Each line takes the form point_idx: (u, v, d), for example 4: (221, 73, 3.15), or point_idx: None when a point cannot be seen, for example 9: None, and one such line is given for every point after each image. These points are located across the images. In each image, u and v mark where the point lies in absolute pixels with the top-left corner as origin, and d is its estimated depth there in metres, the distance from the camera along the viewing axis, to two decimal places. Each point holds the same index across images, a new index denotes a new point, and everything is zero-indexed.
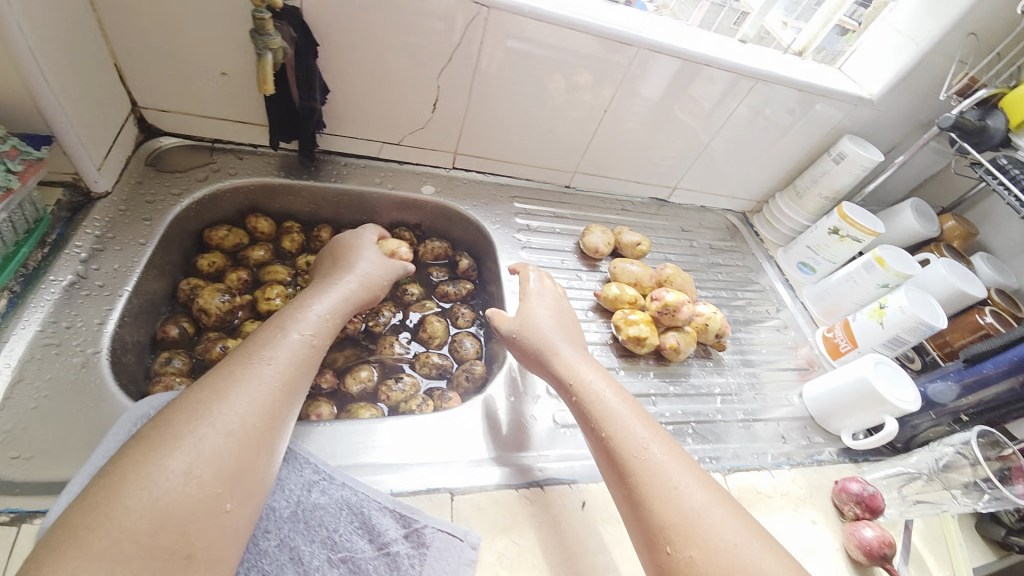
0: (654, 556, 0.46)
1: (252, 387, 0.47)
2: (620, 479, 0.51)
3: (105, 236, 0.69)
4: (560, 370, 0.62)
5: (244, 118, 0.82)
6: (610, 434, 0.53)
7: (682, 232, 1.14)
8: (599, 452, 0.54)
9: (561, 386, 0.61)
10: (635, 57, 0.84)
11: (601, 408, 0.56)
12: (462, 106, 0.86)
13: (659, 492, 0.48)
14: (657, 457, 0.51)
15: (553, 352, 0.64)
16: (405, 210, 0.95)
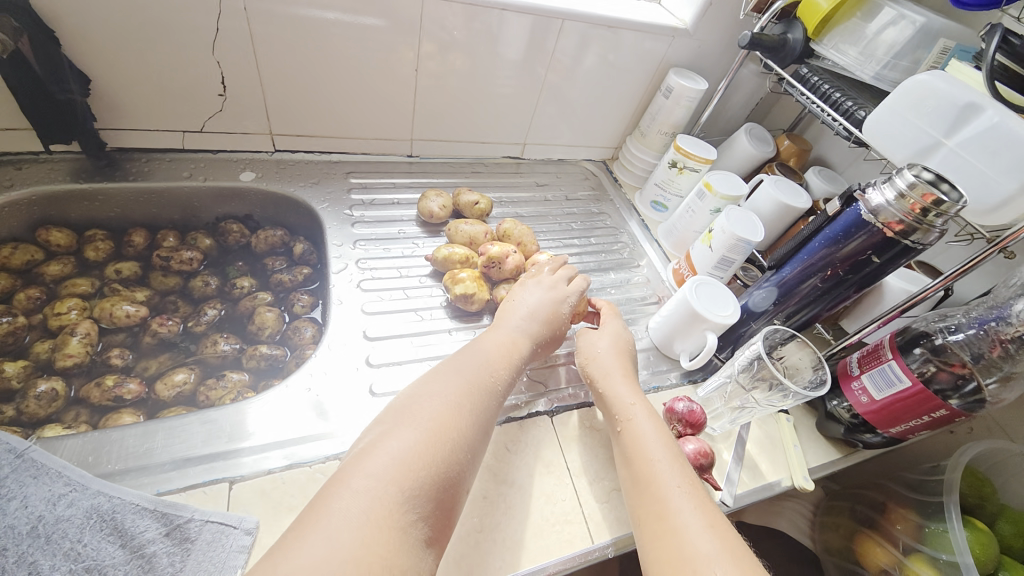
0: None
1: (444, 395, 0.54)
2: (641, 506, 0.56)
3: None
4: (608, 400, 0.68)
5: (11, 125, 0.74)
6: (643, 464, 0.59)
7: (539, 187, 1.14)
8: (633, 482, 0.58)
9: (610, 416, 0.67)
10: (425, 9, 0.81)
11: (642, 437, 0.62)
12: (256, 81, 0.82)
13: (677, 524, 0.52)
14: (685, 500, 0.54)
15: (620, 375, 0.70)
16: (228, 201, 0.90)
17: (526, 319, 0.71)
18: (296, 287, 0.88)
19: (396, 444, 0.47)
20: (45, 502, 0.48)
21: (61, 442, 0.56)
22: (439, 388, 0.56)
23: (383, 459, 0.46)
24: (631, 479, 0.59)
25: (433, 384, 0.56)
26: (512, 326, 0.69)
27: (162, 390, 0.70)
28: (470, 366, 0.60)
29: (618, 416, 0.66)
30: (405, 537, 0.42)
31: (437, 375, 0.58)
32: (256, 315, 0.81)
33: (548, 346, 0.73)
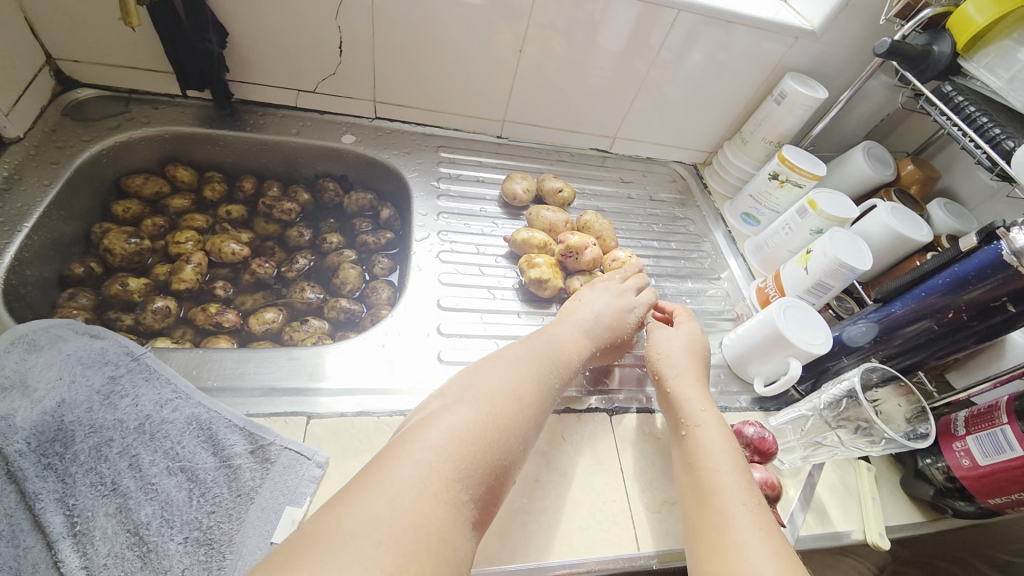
0: None
1: (500, 377, 0.54)
2: (700, 518, 0.53)
3: (13, 177, 0.71)
4: (676, 403, 0.65)
5: (150, 66, 0.83)
6: (706, 474, 0.56)
7: (622, 184, 1.11)
8: (694, 489, 0.56)
9: (675, 419, 0.65)
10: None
11: (708, 447, 0.59)
12: (369, 48, 0.85)
13: (739, 543, 0.49)
14: (749, 520, 0.50)
15: (691, 379, 0.67)
16: (328, 161, 0.96)
17: (590, 320, 0.69)
18: (378, 249, 0.92)
19: (454, 420, 0.47)
20: (153, 403, 0.54)
21: (173, 353, 0.62)
22: (496, 373, 0.55)
23: (441, 431, 0.45)
24: (691, 487, 0.57)
25: (492, 369, 0.56)
26: (574, 324, 0.68)
27: (253, 324, 0.77)
28: (531, 358, 0.59)
29: (684, 421, 0.63)
30: (456, 513, 0.41)
31: (496, 360, 0.57)
32: (340, 270, 0.86)
33: (608, 351, 0.71)
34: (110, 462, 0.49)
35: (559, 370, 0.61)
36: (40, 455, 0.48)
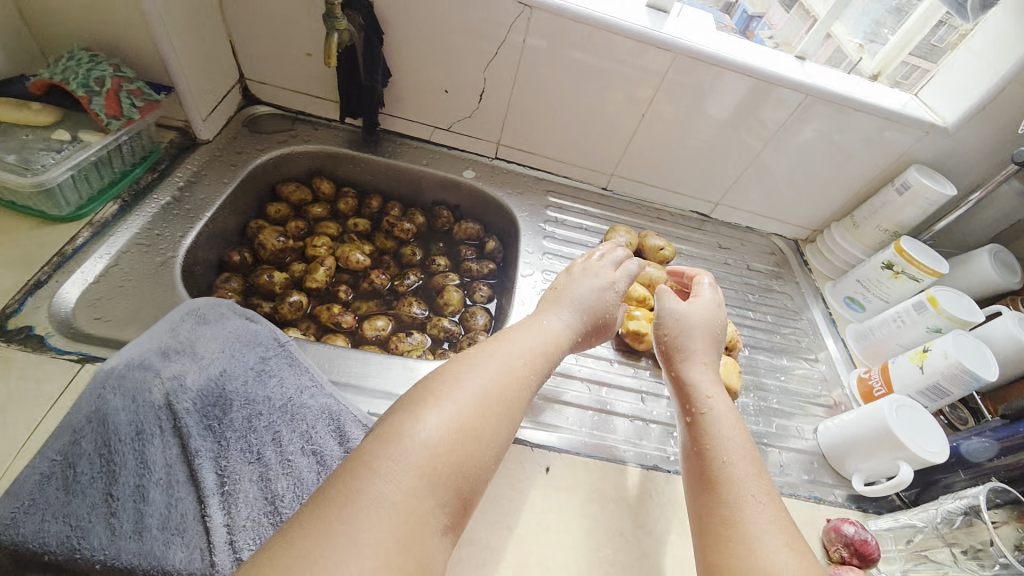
0: None
1: (486, 370, 0.51)
2: (709, 507, 0.51)
3: (200, 173, 0.82)
4: (688, 385, 0.62)
5: (319, 94, 0.94)
6: (714, 460, 0.53)
7: (718, 248, 1.12)
8: (700, 480, 0.53)
9: (682, 401, 0.62)
10: (672, 63, 0.87)
11: (713, 431, 0.56)
12: (506, 98, 0.94)
13: (751, 536, 0.47)
14: (762, 515, 0.48)
15: (700, 362, 0.64)
16: (447, 191, 1.05)
17: (573, 309, 0.66)
18: (478, 276, 0.98)
19: (434, 421, 0.44)
20: (294, 387, 0.61)
21: (310, 345, 0.70)
22: (481, 360, 0.52)
23: (409, 445, 0.42)
24: (698, 475, 0.54)
25: (483, 350, 0.54)
26: (554, 314, 0.64)
27: (364, 329, 0.84)
28: (517, 353, 0.55)
29: (692, 402, 0.60)
30: (428, 526, 0.40)
31: (480, 347, 0.55)
32: (445, 292, 0.92)
33: (592, 329, 0.69)
34: (257, 434, 0.57)
35: (546, 356, 0.58)
36: (203, 416, 0.55)
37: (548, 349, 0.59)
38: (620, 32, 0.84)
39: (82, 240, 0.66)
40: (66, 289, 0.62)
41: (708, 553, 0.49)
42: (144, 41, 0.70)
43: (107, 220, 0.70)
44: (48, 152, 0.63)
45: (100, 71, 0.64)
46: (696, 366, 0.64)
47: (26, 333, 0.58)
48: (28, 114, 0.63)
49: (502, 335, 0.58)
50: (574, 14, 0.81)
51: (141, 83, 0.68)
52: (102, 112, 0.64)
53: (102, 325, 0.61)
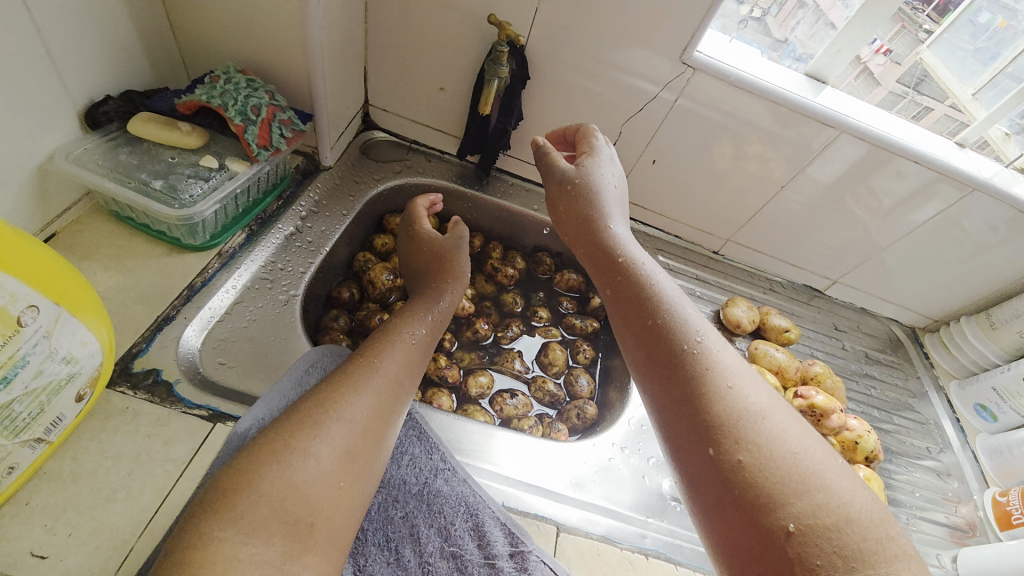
0: (706, 454, 0.51)
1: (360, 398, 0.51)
2: (691, 392, 0.54)
3: (321, 202, 0.78)
4: (627, 279, 0.64)
5: (441, 127, 0.90)
6: (688, 353, 0.56)
7: (834, 330, 1.03)
8: (644, 339, 0.59)
9: (625, 296, 0.63)
10: (831, 139, 0.80)
11: (648, 321, 0.60)
12: (636, 154, 0.89)
13: (736, 411, 0.52)
14: (712, 355, 0.56)
15: (618, 246, 0.67)
16: (552, 238, 0.99)
17: (434, 308, 0.67)
18: (582, 335, 0.91)
19: (319, 446, 0.46)
20: (428, 470, 0.55)
21: (434, 415, 0.64)
22: (374, 378, 0.53)
23: (258, 490, 0.42)
24: (667, 366, 0.56)
25: (382, 360, 0.56)
26: (426, 312, 0.66)
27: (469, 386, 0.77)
28: (403, 368, 0.57)
29: (640, 297, 0.62)
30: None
31: (373, 360, 0.55)
32: (549, 349, 0.86)
33: (451, 301, 0.70)
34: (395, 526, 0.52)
35: (416, 370, 0.59)
36: None
37: (422, 339, 0.62)
38: (781, 102, 0.77)
39: (211, 271, 0.62)
40: (192, 327, 0.58)
41: (695, 440, 0.52)
42: (296, 67, 0.66)
43: (235, 249, 0.66)
44: (196, 181, 0.57)
45: (257, 98, 0.60)
46: (607, 255, 0.67)
47: (154, 379, 0.53)
48: (179, 136, 0.58)
49: (395, 342, 0.59)
50: (739, 79, 0.75)
51: (291, 112, 0.64)
52: (254, 142, 0.60)
53: (226, 372, 0.56)
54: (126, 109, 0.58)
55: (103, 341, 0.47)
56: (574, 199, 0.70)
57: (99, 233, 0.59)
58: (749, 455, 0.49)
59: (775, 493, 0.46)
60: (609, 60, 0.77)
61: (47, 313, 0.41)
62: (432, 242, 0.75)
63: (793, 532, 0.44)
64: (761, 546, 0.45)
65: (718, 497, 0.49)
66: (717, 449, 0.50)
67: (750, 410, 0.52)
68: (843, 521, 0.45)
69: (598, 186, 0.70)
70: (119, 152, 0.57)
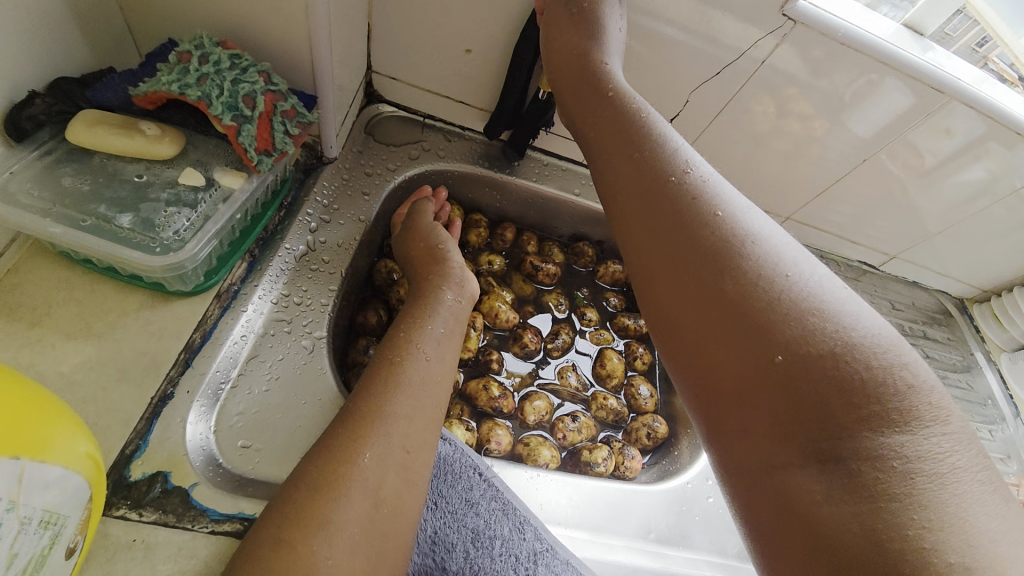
0: (756, 371, 0.34)
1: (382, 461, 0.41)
2: (709, 285, 0.37)
3: (331, 206, 0.62)
4: (635, 144, 0.44)
5: (463, 99, 0.73)
6: (707, 233, 0.38)
7: (891, 309, 0.93)
8: (660, 228, 0.40)
9: (631, 152, 0.44)
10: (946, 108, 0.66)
11: (658, 198, 0.41)
12: (703, 125, 0.73)
13: (782, 307, 0.35)
14: (750, 234, 0.38)
15: (623, 106, 0.47)
16: (592, 225, 0.83)
17: (440, 316, 0.54)
18: (637, 338, 0.79)
19: (348, 516, 0.38)
20: (525, 556, 0.46)
21: (507, 471, 0.54)
22: (374, 427, 0.42)
23: None
24: (677, 253, 0.39)
25: (384, 398, 0.44)
26: (435, 322, 0.52)
27: (524, 413, 0.66)
28: (421, 402, 0.45)
29: (647, 166, 0.42)
30: None
31: (375, 400, 0.43)
32: (605, 358, 0.74)
33: (455, 300, 0.57)
34: None
35: (438, 405, 0.47)
36: None
37: (429, 354, 0.49)
38: (896, 66, 0.62)
39: (210, 321, 0.48)
40: (200, 403, 0.44)
41: (716, 351, 0.36)
42: (291, 36, 0.48)
43: (236, 285, 0.51)
44: (179, 210, 0.42)
45: (249, 82, 0.43)
46: (601, 116, 0.47)
47: (161, 488, 0.40)
48: (144, 144, 0.42)
49: (394, 370, 0.46)
50: (848, 37, 0.60)
51: (294, 98, 0.47)
52: (252, 146, 0.44)
53: (253, 459, 0.44)
54: (62, 108, 0.40)
55: (87, 469, 0.34)
56: (577, 30, 0.52)
57: (47, 286, 0.43)
58: (797, 368, 0.33)
59: (798, 361, 0.33)
60: (681, 19, 0.61)
61: (3, 474, 0.27)
62: (425, 237, 0.62)
63: (867, 469, 0.30)
64: (822, 489, 0.31)
65: (749, 425, 0.34)
66: (747, 358, 0.34)
67: (803, 302, 0.35)
68: (932, 459, 0.30)
69: (603, 25, 0.52)
70: (60, 172, 0.40)
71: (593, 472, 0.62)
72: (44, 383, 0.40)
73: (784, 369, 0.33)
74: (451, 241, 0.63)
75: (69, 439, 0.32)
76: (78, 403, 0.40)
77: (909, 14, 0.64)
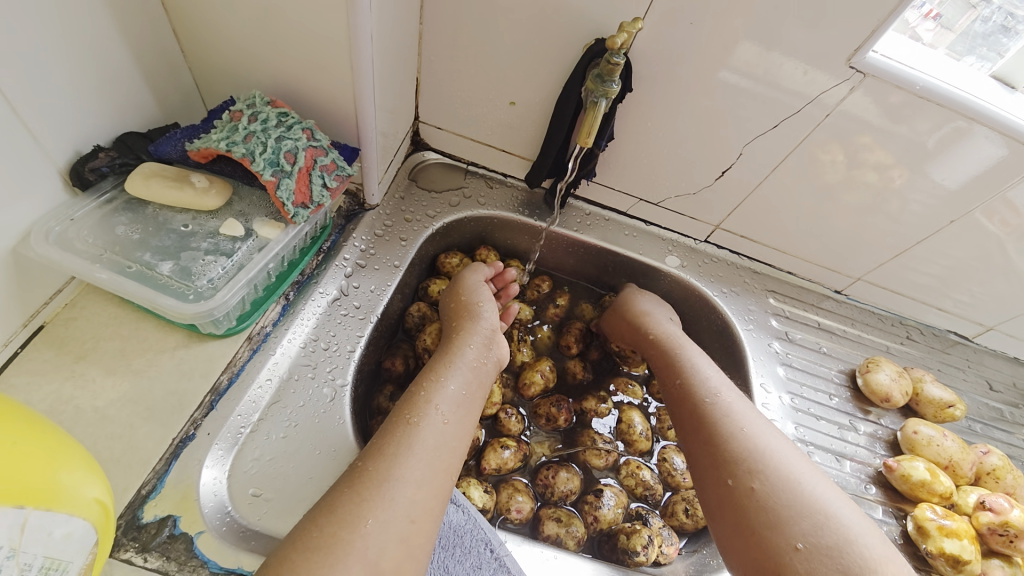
0: (761, 553, 0.45)
1: (385, 532, 0.38)
2: (735, 477, 0.50)
3: (368, 251, 0.63)
4: (649, 340, 0.65)
5: (506, 147, 0.73)
6: (734, 441, 0.52)
7: (989, 391, 0.79)
8: (685, 411, 0.57)
9: (686, 418, 0.57)
10: None
11: (700, 436, 0.55)
12: (758, 179, 0.68)
13: (798, 509, 0.47)
14: (755, 424, 0.54)
15: (679, 351, 0.62)
16: (635, 278, 0.80)
17: (459, 373, 0.51)
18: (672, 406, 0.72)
19: None
20: None
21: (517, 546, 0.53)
22: (373, 489, 0.40)
23: None
24: (713, 478, 0.52)
25: (394, 461, 0.42)
26: (454, 380, 0.50)
27: (552, 485, 0.60)
28: (432, 469, 0.43)
29: (700, 407, 0.56)
30: None
31: (386, 461, 0.42)
32: (626, 417, 0.67)
33: (477, 354, 0.55)
34: None
35: (448, 470, 0.44)
36: None
37: (446, 416, 0.47)
38: (990, 124, 0.55)
39: (239, 362, 0.48)
40: (218, 446, 0.44)
41: (726, 522, 0.49)
42: (340, 92, 0.50)
43: (268, 327, 0.51)
44: (216, 259, 0.44)
45: (292, 140, 0.46)
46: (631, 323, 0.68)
47: (168, 533, 0.40)
48: (193, 196, 0.45)
49: (405, 430, 0.44)
50: (926, 91, 0.54)
51: (335, 153, 0.49)
52: (289, 200, 0.45)
53: (261, 510, 0.43)
54: (124, 160, 0.45)
55: (95, 514, 0.34)
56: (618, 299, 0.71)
57: (99, 321, 0.46)
58: (813, 555, 0.44)
59: (804, 561, 0.43)
60: (745, 66, 0.57)
61: (5, 523, 0.29)
62: (455, 301, 0.61)
63: None
64: None
65: (748, 566, 0.46)
66: (753, 508, 0.47)
67: (802, 496, 0.47)
68: None
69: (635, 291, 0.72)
70: (116, 222, 0.44)
71: (632, 561, 0.55)
72: (78, 417, 0.42)
73: (803, 557, 0.44)
74: (490, 301, 0.61)
75: (76, 479, 0.33)
76: (108, 439, 0.41)
77: (1000, 65, 0.57)
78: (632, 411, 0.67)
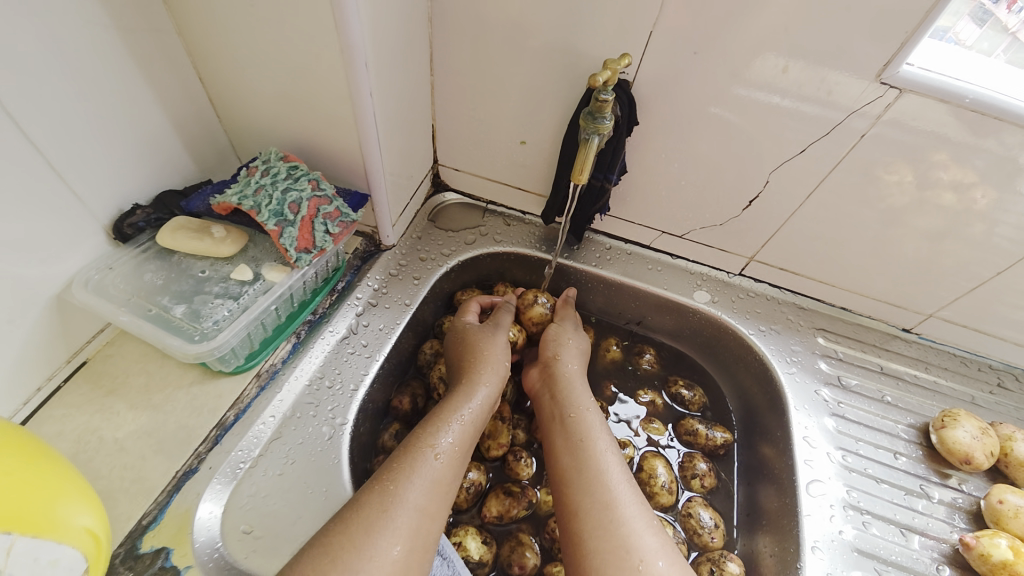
0: None
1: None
2: (645, 562, 0.43)
3: (381, 291, 0.65)
4: (572, 403, 0.56)
5: (521, 184, 0.74)
6: (640, 527, 0.46)
7: None
8: (589, 482, 0.49)
9: (591, 491, 0.48)
10: None
11: (581, 508, 0.47)
12: (791, 206, 0.62)
13: None
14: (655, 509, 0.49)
15: (580, 407, 0.56)
16: (663, 315, 0.75)
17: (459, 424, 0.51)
18: (699, 452, 0.67)
19: None
20: None
21: None
22: (397, 509, 0.42)
23: None
24: (615, 561, 0.43)
25: (390, 504, 0.42)
26: (456, 426, 0.50)
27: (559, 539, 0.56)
28: (422, 512, 0.43)
29: (611, 481, 0.49)
30: None
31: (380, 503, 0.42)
32: (647, 465, 0.63)
33: (485, 402, 0.54)
34: None
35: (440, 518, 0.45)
36: None
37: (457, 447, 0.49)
38: None
39: (246, 399, 0.51)
40: (217, 480, 0.46)
41: None
42: (348, 144, 0.54)
43: (278, 365, 0.54)
44: (223, 302, 0.48)
45: (297, 191, 0.50)
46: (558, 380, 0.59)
47: (161, 564, 0.42)
48: (210, 245, 0.49)
49: (424, 458, 0.46)
50: (978, 103, 0.47)
51: (339, 201, 0.53)
52: (292, 246, 0.49)
53: (249, 548, 0.44)
54: (159, 215, 0.51)
55: (84, 544, 0.36)
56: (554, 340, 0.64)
57: (132, 357, 0.51)
58: None
59: None
60: (757, 91, 0.53)
61: None
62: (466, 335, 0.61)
63: None
64: None
65: None
66: None
67: None
68: None
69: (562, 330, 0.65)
70: (145, 270, 0.49)
71: None
72: (100, 447, 0.46)
73: None
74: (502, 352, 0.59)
75: (69, 510, 0.36)
76: (121, 469, 0.45)
77: None
78: (655, 460, 0.63)
